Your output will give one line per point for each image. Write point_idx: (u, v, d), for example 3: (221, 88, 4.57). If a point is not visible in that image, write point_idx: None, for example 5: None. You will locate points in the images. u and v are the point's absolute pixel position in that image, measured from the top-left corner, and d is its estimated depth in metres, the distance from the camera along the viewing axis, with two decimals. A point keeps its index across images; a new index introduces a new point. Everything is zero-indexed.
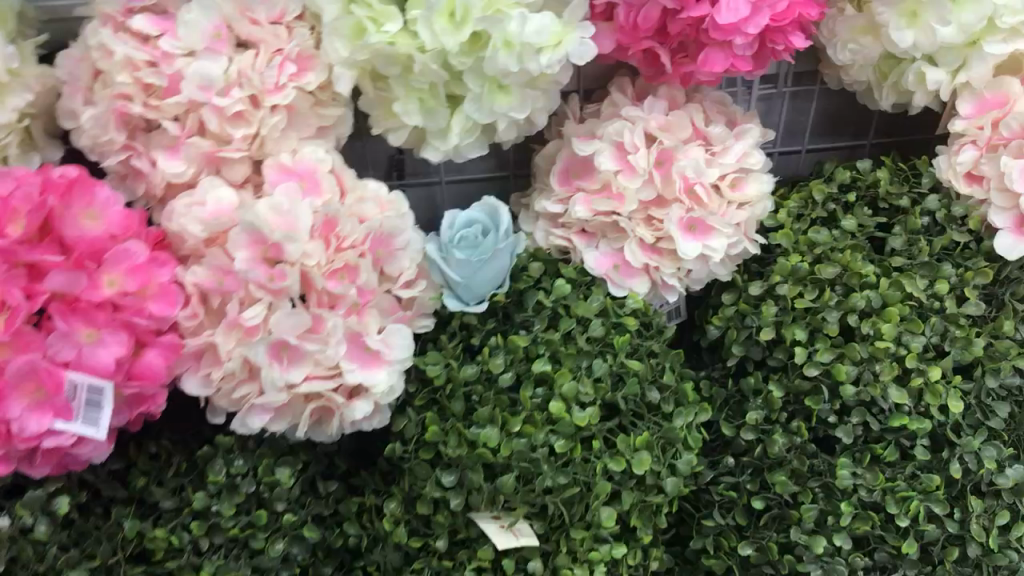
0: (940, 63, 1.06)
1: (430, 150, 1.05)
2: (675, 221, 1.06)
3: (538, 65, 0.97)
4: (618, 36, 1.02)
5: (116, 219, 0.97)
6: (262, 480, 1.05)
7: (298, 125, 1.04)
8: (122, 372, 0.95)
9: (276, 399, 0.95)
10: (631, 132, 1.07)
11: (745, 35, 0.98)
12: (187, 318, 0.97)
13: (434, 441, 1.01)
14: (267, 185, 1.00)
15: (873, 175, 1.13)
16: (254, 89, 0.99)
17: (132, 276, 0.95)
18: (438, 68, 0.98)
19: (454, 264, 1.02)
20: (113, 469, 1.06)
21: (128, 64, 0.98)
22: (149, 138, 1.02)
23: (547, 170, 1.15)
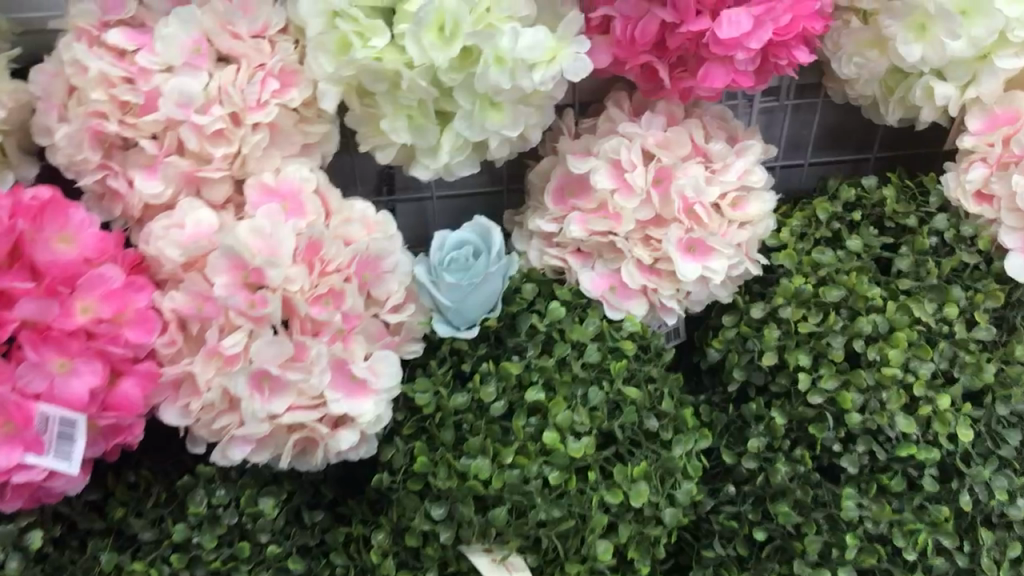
0: (949, 77, 1.03)
1: (419, 168, 1.01)
2: (674, 241, 1.02)
3: (532, 82, 0.94)
4: (615, 50, 0.98)
5: (91, 242, 0.93)
6: (245, 511, 1.01)
7: (281, 143, 0.99)
8: (97, 403, 0.91)
9: (257, 430, 0.91)
10: (628, 149, 1.03)
11: (748, 50, 0.94)
12: (165, 345, 0.93)
13: (423, 472, 0.97)
14: (249, 206, 0.96)
15: (880, 193, 1.10)
16: (235, 106, 0.95)
17: (106, 303, 0.91)
18: (427, 85, 0.94)
19: (444, 288, 0.98)
20: (90, 500, 1.02)
21: (103, 81, 0.94)
22: (125, 157, 0.97)
23: (541, 187, 1.11)
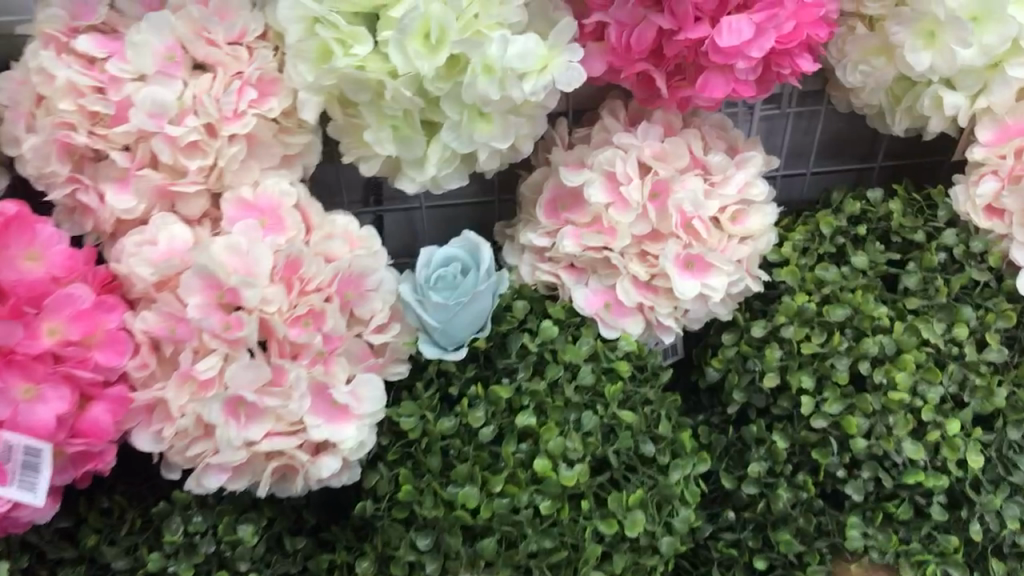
0: (959, 86, 0.98)
1: (405, 181, 0.96)
2: (671, 257, 0.97)
3: (523, 92, 0.89)
4: (610, 58, 0.94)
5: (59, 260, 0.88)
6: (223, 539, 0.97)
7: (260, 155, 0.95)
8: (65, 429, 0.87)
9: (233, 458, 0.87)
10: (623, 161, 0.99)
11: (748, 59, 0.91)
12: (137, 368, 0.89)
13: (408, 501, 0.92)
14: (225, 222, 0.92)
15: (886, 207, 1.06)
16: (211, 117, 0.90)
17: (75, 324, 0.87)
18: (411, 95, 0.89)
19: (432, 308, 0.94)
20: (61, 527, 0.98)
21: (71, 90, 0.90)
22: (96, 169, 0.93)
23: (532, 200, 1.06)
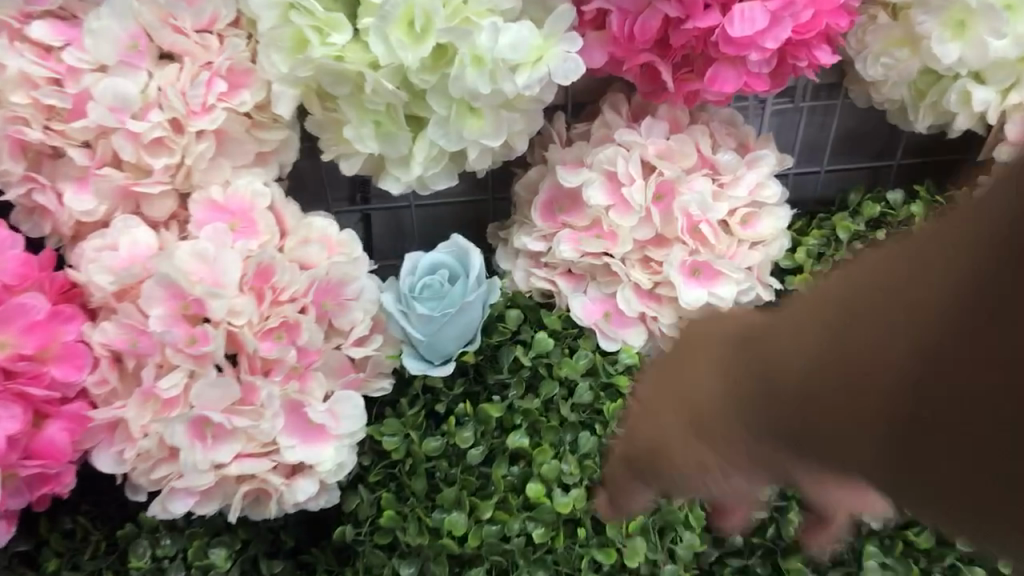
0: (989, 81, 0.91)
1: (390, 181, 0.89)
2: (676, 264, 0.90)
3: (515, 86, 0.82)
4: (611, 48, 0.86)
5: (11, 266, 0.81)
6: (193, 565, 0.91)
7: (232, 152, 0.88)
8: (19, 449, 0.80)
9: (200, 482, 0.80)
10: (625, 160, 0.91)
11: (762, 49, 0.83)
12: (96, 385, 0.82)
13: (390, 527, 0.86)
14: (192, 225, 0.85)
15: (907, 209, 0.99)
16: (177, 112, 0.83)
17: (29, 336, 0.80)
18: (394, 88, 0.82)
19: (416, 320, 0.87)
20: (19, 551, 0.91)
21: (24, 81, 0.82)
22: (55, 167, 0.86)
23: (528, 200, 0.99)
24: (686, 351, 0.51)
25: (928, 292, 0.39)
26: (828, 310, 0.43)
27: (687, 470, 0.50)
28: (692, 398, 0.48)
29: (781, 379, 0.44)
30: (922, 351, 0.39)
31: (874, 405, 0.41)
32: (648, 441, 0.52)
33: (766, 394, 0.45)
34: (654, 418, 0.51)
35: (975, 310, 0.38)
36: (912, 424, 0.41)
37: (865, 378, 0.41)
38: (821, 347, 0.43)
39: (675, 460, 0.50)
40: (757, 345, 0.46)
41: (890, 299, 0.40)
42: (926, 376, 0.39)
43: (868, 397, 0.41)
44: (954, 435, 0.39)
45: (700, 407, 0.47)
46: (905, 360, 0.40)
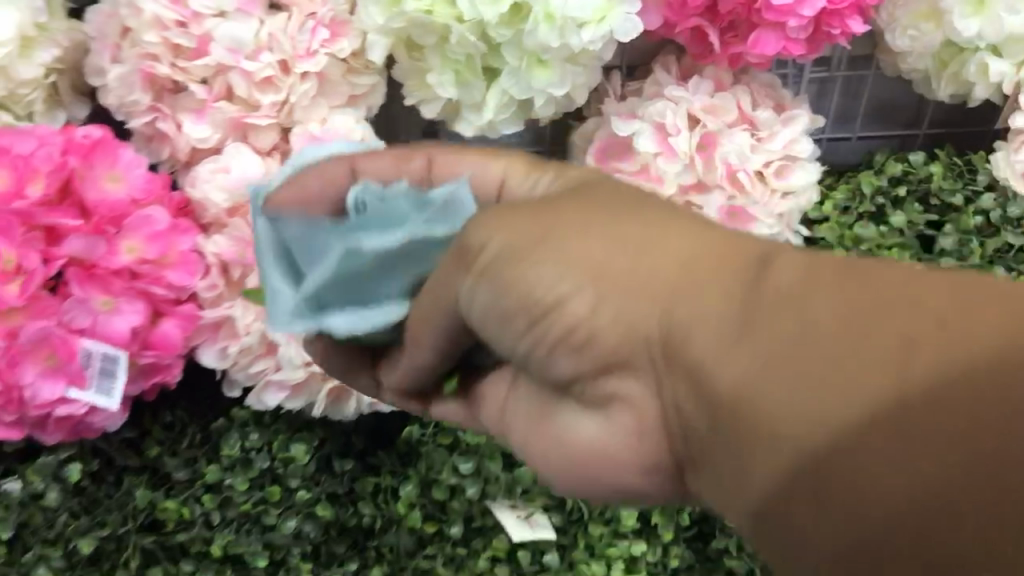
0: (1005, 54, 1.02)
1: (464, 124, 1.01)
2: (715, 208, 1.02)
3: (581, 41, 0.92)
4: (665, 11, 0.98)
5: (138, 183, 0.94)
6: (276, 456, 1.05)
7: (328, 92, 1.00)
8: (139, 341, 0.92)
9: (292, 375, 0.94)
10: (674, 113, 1.01)
11: (800, 17, 0.95)
12: (207, 289, 0.95)
13: (454, 428, 1.07)
14: (295, 154, 0.96)
15: (927, 170, 1.13)
16: (285, 54, 0.95)
17: (153, 243, 0.92)
18: (476, 40, 0.94)
19: (287, 265, 0.71)
20: (127, 437, 1.04)
21: (156, 23, 0.94)
22: (176, 100, 0.98)
23: (584, 149, 1.09)
24: (644, 222, 0.58)
25: (813, 314, 0.48)
26: (826, 302, 0.48)
27: (545, 279, 0.57)
28: (624, 274, 0.56)
29: (696, 263, 0.55)
30: (833, 347, 0.46)
31: (746, 369, 0.49)
32: (520, 311, 0.58)
33: (597, 259, 0.57)
34: (564, 262, 0.57)
35: (824, 390, 0.46)
36: (749, 314, 0.50)
37: (757, 319, 0.50)
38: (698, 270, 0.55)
39: (602, 355, 0.58)
40: (640, 212, 0.59)
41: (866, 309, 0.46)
42: (819, 308, 0.48)
43: (791, 333, 0.48)
44: (795, 373, 0.47)
45: (653, 297, 0.55)
46: (824, 317, 0.47)
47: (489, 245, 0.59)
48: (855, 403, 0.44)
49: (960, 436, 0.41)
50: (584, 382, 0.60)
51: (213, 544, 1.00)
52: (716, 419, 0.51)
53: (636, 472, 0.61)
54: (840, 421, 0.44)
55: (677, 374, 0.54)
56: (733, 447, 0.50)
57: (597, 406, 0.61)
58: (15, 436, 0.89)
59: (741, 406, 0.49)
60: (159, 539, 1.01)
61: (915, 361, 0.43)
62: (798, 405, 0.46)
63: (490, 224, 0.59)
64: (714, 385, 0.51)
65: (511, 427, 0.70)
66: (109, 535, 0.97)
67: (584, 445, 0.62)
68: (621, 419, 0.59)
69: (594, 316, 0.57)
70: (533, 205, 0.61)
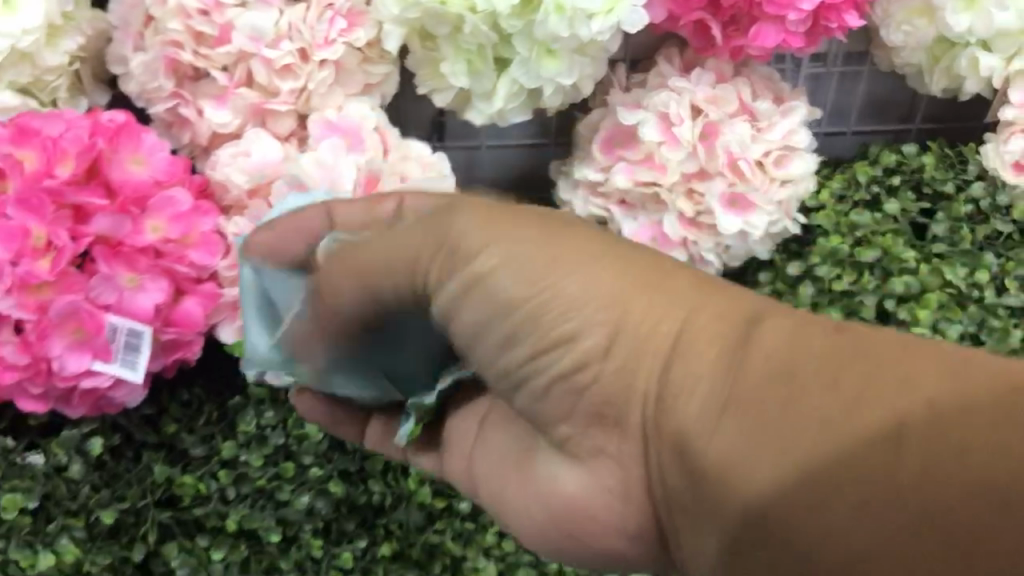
0: (996, 49, 1.06)
1: (475, 112, 1.05)
2: (716, 195, 1.06)
3: (590, 32, 0.96)
4: (670, 5, 1.01)
5: (161, 165, 0.97)
6: (291, 433, 1.08)
7: (344, 81, 1.03)
8: (160, 318, 0.95)
9: None
10: (677, 104, 1.05)
11: (799, 11, 0.99)
12: (227, 269, 0.98)
13: None
14: (312, 140, 1.00)
15: (919, 160, 1.17)
16: (305, 42, 0.99)
17: (175, 224, 0.95)
18: (488, 30, 0.97)
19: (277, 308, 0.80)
20: (145, 414, 1.08)
21: (180, 12, 0.97)
22: (197, 87, 1.02)
23: (589, 139, 1.13)
24: (650, 264, 0.62)
25: (810, 366, 0.52)
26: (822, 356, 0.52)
27: (552, 314, 0.61)
28: (628, 318, 0.60)
29: (700, 312, 0.59)
30: (828, 400, 0.50)
31: (742, 413, 0.53)
32: (528, 338, 0.62)
33: (606, 298, 0.60)
34: (573, 296, 0.60)
35: (814, 441, 0.49)
36: (751, 362, 0.54)
37: (755, 367, 0.54)
38: (694, 328, 0.58)
39: (597, 399, 0.62)
40: (645, 257, 0.62)
41: (867, 366, 0.50)
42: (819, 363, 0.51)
43: (789, 383, 0.52)
44: (792, 419, 0.51)
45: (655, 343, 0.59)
46: (823, 371, 0.51)
47: (481, 256, 0.62)
48: (850, 453, 0.48)
49: (954, 490, 0.44)
50: (573, 432, 0.64)
51: (228, 519, 1.03)
52: (706, 461, 0.55)
53: (621, 536, 0.64)
54: (817, 469, 0.49)
55: (671, 418, 0.58)
56: (718, 487, 0.54)
57: (576, 457, 0.65)
58: (41, 409, 0.92)
59: (734, 449, 0.53)
60: (176, 514, 1.03)
61: (913, 418, 0.47)
62: (790, 452, 0.50)
63: (487, 236, 0.63)
64: (709, 431, 0.55)
65: (477, 470, 0.76)
66: (129, 509, 1.00)
67: (566, 495, 0.65)
68: (606, 477, 0.63)
69: (595, 355, 0.61)
70: (535, 216, 0.64)
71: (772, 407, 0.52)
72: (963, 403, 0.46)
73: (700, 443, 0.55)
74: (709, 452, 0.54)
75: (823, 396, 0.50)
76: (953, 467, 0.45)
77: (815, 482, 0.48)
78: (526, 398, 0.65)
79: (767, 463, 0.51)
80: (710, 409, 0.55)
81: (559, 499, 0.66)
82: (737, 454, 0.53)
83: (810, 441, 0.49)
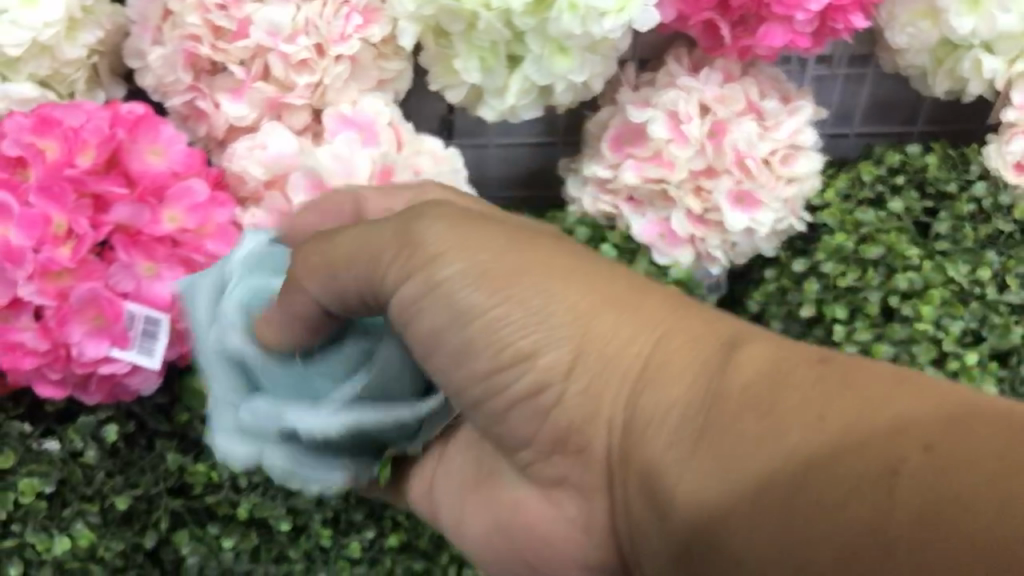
0: (999, 51, 1.08)
1: (486, 108, 1.06)
2: (724, 192, 1.07)
3: (602, 29, 0.97)
4: (680, 5, 1.03)
5: (179, 157, 0.98)
6: None
7: (359, 77, 1.06)
8: None
9: None
10: (685, 102, 1.07)
11: (807, 11, 1.01)
12: None
13: None
14: (327, 133, 1.01)
15: (923, 160, 1.19)
16: (321, 37, 1.00)
17: (192, 214, 0.97)
18: (502, 27, 0.99)
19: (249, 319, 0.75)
20: (158, 403, 1.09)
21: (199, 6, 0.99)
22: (213, 81, 1.04)
23: (598, 137, 1.15)
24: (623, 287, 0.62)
25: (794, 392, 0.51)
26: (805, 383, 0.52)
27: (519, 332, 0.60)
28: (599, 339, 0.60)
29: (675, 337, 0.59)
30: (817, 429, 0.49)
31: (726, 442, 0.52)
32: (497, 355, 0.61)
33: (576, 318, 0.60)
34: (542, 316, 0.60)
35: (807, 474, 0.48)
36: (729, 388, 0.54)
37: (736, 395, 0.53)
38: (666, 352, 0.59)
39: (566, 424, 0.62)
40: (614, 277, 0.62)
41: (857, 392, 0.50)
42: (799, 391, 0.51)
43: (773, 411, 0.51)
44: (779, 449, 0.50)
45: (635, 371, 0.59)
46: (809, 399, 0.50)
47: (453, 267, 0.61)
48: (845, 484, 0.47)
49: (974, 507, 0.42)
50: (536, 464, 0.66)
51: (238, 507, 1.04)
52: (686, 492, 0.54)
53: (579, 566, 0.67)
54: (811, 501, 0.48)
55: (646, 445, 0.57)
56: (701, 518, 0.53)
57: (545, 489, 0.67)
58: (59, 395, 0.93)
59: (720, 482, 0.52)
60: (187, 501, 1.05)
61: (917, 440, 0.46)
62: (781, 484, 0.49)
63: (451, 249, 0.62)
64: (692, 459, 0.54)
65: (439, 502, 0.78)
66: (142, 495, 1.02)
67: (531, 523, 0.68)
68: (569, 507, 0.66)
69: (555, 376, 0.61)
70: (504, 230, 0.63)
71: (760, 441, 0.51)
72: (949, 435, 0.45)
73: (680, 473, 0.55)
74: (672, 468, 0.55)
75: (805, 425, 0.50)
76: (964, 479, 0.43)
77: (769, 506, 0.49)
78: (485, 420, 0.66)
79: (757, 495, 0.50)
80: (684, 433, 0.55)
81: (515, 529, 0.70)
82: (722, 486, 0.52)
83: (804, 471, 0.48)
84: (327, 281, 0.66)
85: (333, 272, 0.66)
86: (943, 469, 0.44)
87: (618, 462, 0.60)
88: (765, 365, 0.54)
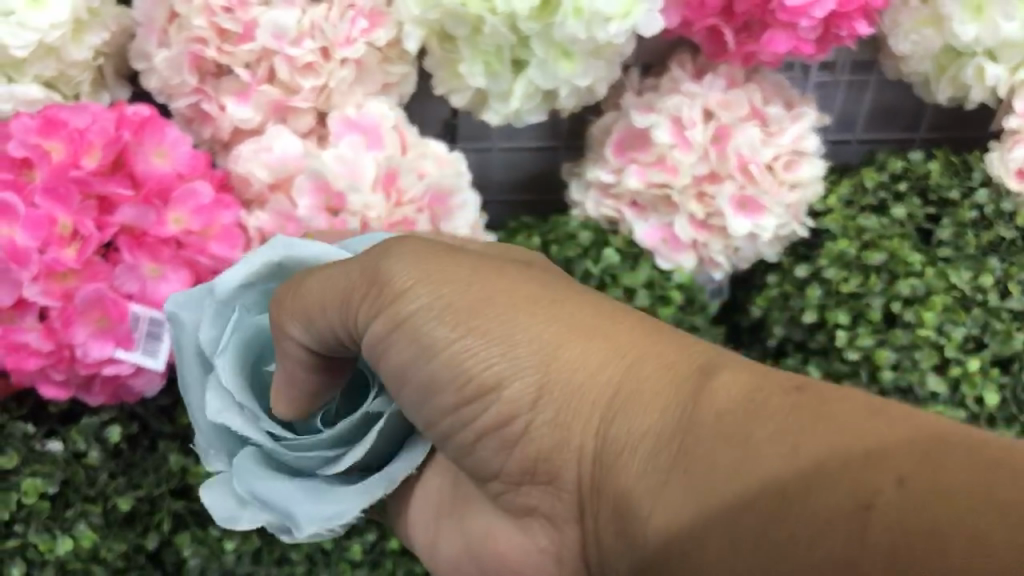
0: (1002, 59, 1.08)
1: (491, 113, 1.07)
2: (728, 198, 1.07)
3: (607, 34, 0.97)
4: (685, 11, 1.03)
5: (183, 159, 0.99)
6: None
7: (364, 81, 1.06)
8: None
9: None
10: (688, 107, 1.07)
11: (811, 18, 1.01)
12: None
13: None
14: (331, 137, 1.01)
15: (926, 167, 1.20)
16: (326, 41, 1.01)
17: (197, 217, 0.97)
18: (507, 32, 0.99)
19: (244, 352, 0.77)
20: (162, 404, 1.09)
21: (205, 9, 0.99)
22: (219, 84, 1.04)
23: (601, 141, 1.15)
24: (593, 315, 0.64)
25: (754, 417, 0.53)
26: (766, 408, 0.53)
27: (480, 359, 0.64)
28: (562, 362, 0.62)
29: (646, 362, 0.61)
30: (779, 454, 0.51)
31: (690, 465, 0.54)
32: (467, 384, 0.64)
33: (540, 345, 0.63)
34: (504, 341, 0.63)
35: (771, 496, 0.50)
36: (694, 414, 0.56)
37: (698, 420, 0.55)
38: (636, 377, 0.60)
39: (537, 449, 0.64)
40: (584, 306, 0.65)
41: (820, 416, 0.51)
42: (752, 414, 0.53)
43: (735, 436, 0.53)
44: (738, 473, 0.52)
45: (605, 397, 0.61)
46: (768, 423, 0.52)
47: (416, 298, 0.65)
48: (805, 507, 0.48)
49: (929, 530, 0.44)
50: (510, 494, 0.69)
51: None
52: (659, 516, 0.56)
53: None
54: (775, 523, 0.49)
55: (617, 470, 0.59)
56: (676, 543, 0.54)
57: (521, 518, 0.70)
58: (63, 395, 0.94)
59: (685, 506, 0.54)
60: (189, 503, 1.05)
61: (887, 465, 0.47)
62: (749, 509, 0.50)
63: (421, 280, 0.65)
64: (661, 483, 0.56)
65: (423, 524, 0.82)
66: (144, 496, 1.02)
67: (509, 552, 0.71)
68: (539, 532, 0.69)
69: (521, 405, 0.63)
70: (472, 264, 0.67)
71: (719, 464, 0.53)
72: (919, 468, 0.46)
73: (650, 497, 0.57)
74: (646, 494, 0.57)
75: (780, 456, 0.50)
76: (935, 512, 0.44)
77: (736, 527, 0.51)
78: (456, 450, 0.69)
79: (716, 515, 0.52)
80: (654, 459, 0.57)
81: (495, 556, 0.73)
82: (685, 508, 0.54)
83: (766, 495, 0.50)
84: (305, 323, 0.70)
85: (309, 317, 0.70)
86: (917, 505, 0.45)
87: (591, 487, 0.62)
88: (733, 391, 0.55)
